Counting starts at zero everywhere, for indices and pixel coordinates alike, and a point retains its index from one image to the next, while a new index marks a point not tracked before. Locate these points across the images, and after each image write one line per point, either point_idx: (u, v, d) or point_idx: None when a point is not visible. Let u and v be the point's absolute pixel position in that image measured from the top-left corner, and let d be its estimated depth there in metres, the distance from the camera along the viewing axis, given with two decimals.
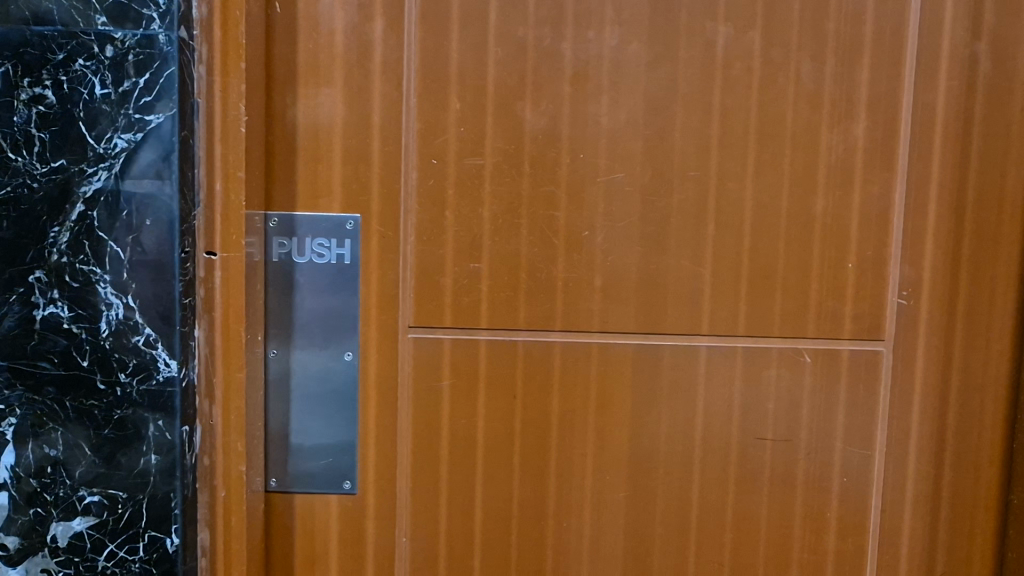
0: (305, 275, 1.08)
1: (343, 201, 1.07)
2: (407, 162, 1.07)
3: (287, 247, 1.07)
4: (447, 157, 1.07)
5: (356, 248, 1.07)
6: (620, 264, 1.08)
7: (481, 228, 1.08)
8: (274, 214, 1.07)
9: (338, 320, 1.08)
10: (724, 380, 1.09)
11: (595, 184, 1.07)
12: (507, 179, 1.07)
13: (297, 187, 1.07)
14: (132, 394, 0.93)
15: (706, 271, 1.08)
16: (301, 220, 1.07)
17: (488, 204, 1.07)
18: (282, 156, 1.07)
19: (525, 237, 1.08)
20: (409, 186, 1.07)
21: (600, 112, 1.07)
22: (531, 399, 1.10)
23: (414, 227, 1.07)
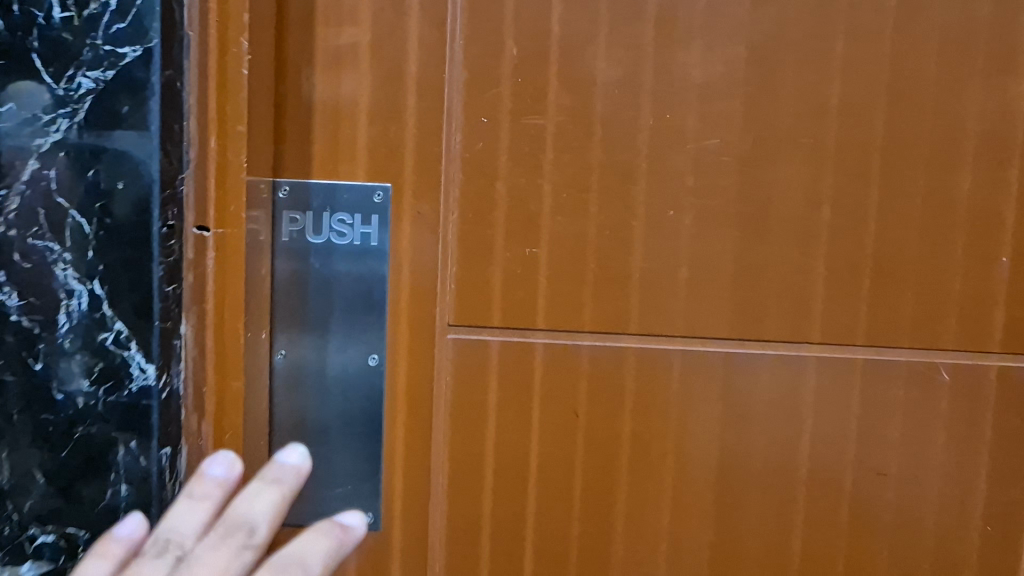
0: (322, 260, 0.87)
1: (371, 168, 0.86)
2: (450, 121, 0.86)
3: (300, 224, 0.86)
4: (501, 115, 0.86)
5: (385, 227, 0.87)
6: (712, 252, 0.87)
7: (540, 205, 0.87)
8: (285, 183, 0.86)
9: (362, 316, 0.88)
10: (838, 399, 0.88)
11: (683, 152, 0.86)
12: (576, 145, 0.86)
13: (313, 149, 0.86)
14: (98, 407, 0.73)
15: (819, 264, 0.87)
16: (317, 190, 0.86)
17: (550, 175, 0.86)
18: (296, 110, 0.86)
19: (595, 219, 0.87)
20: (453, 151, 0.86)
21: (691, 62, 0.85)
22: (597, 418, 0.89)
23: (457, 201, 0.87)
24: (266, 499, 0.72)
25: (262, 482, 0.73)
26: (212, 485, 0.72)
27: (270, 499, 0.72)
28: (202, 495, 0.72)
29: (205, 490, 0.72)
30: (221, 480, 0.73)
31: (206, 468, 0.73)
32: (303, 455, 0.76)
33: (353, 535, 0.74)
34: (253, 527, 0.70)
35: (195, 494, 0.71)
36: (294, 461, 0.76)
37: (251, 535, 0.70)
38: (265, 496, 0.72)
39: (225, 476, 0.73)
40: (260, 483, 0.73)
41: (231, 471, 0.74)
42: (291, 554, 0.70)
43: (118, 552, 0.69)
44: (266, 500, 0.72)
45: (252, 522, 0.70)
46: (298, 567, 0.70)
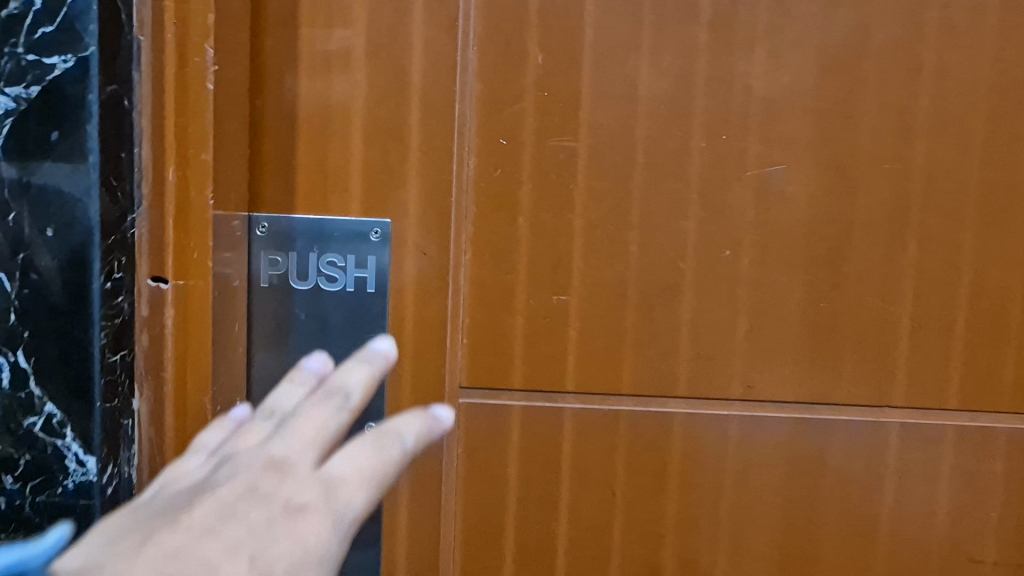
0: (307, 308, 0.72)
1: (366, 199, 0.72)
2: (461, 142, 0.71)
3: (281, 266, 0.72)
4: (522, 136, 0.71)
5: (382, 269, 0.72)
6: (776, 299, 0.73)
7: (570, 243, 0.72)
8: (264, 218, 0.72)
9: None
10: (924, 474, 0.74)
11: (742, 180, 0.72)
12: (613, 171, 0.72)
13: (296, 176, 0.71)
14: (26, 505, 0.61)
15: (902, 313, 0.73)
16: (301, 227, 0.72)
17: (582, 207, 0.72)
18: (275, 129, 0.71)
19: (636, 260, 0.72)
20: (465, 179, 0.72)
21: (752, 71, 0.71)
22: (638, 497, 0.74)
23: (471, 239, 0.72)
24: (367, 369, 0.56)
25: (362, 357, 0.59)
26: (371, 355, 0.57)
27: (370, 371, 0.56)
28: (307, 378, 0.58)
29: (315, 372, 0.58)
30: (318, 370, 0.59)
31: (308, 361, 0.60)
32: (391, 344, 0.58)
33: (442, 427, 0.53)
34: (350, 393, 0.54)
35: (303, 379, 0.58)
36: (383, 348, 0.58)
37: (378, 431, 0.51)
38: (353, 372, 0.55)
39: (320, 367, 0.59)
40: (353, 363, 0.56)
41: (380, 349, 0.58)
42: (353, 389, 0.54)
43: (224, 431, 0.57)
44: (363, 374, 0.55)
45: (345, 388, 0.54)
46: (395, 438, 0.51)
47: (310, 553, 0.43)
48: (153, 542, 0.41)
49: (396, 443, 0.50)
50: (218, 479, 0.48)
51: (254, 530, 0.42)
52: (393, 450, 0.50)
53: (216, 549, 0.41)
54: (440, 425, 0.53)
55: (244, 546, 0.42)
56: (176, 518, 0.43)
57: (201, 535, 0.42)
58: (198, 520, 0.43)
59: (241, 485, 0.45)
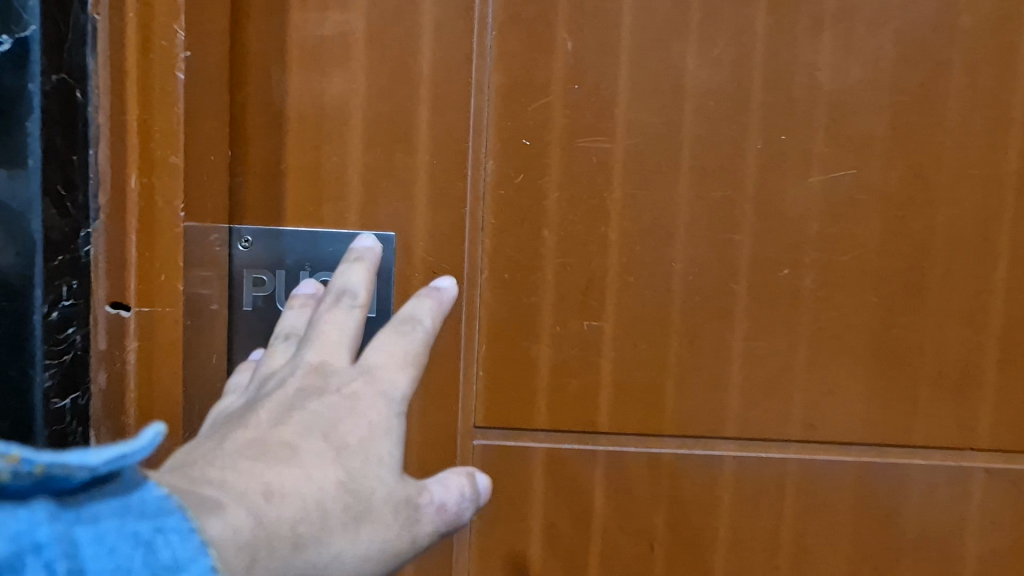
0: None
1: (367, 210, 0.62)
2: (478, 144, 0.61)
3: (268, 287, 0.62)
4: (549, 136, 0.61)
5: (385, 290, 0.62)
6: (841, 325, 0.63)
7: (603, 262, 0.62)
8: (247, 230, 0.61)
9: None
10: (1008, 526, 0.65)
11: (803, 187, 0.62)
12: (655, 178, 0.62)
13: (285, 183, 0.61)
14: None
15: (988, 342, 0.63)
16: (291, 241, 0.62)
17: (618, 219, 0.62)
18: (259, 128, 0.61)
19: (681, 280, 0.62)
20: (483, 187, 0.62)
21: (817, 61, 0.61)
22: (680, 552, 0.65)
23: (489, 256, 0.62)
24: (365, 267, 0.57)
25: (363, 265, 0.57)
26: (361, 252, 0.58)
27: (369, 267, 0.58)
28: (355, 260, 0.58)
29: (350, 266, 0.57)
30: (363, 259, 0.58)
31: (297, 288, 0.59)
32: (453, 284, 0.60)
33: (446, 296, 0.58)
34: (355, 292, 0.55)
35: (350, 262, 0.57)
36: (364, 244, 0.59)
37: (401, 323, 0.54)
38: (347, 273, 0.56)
39: (365, 250, 0.58)
40: (343, 264, 0.58)
41: (371, 248, 0.59)
42: (420, 313, 0.55)
43: (251, 367, 0.58)
44: (362, 271, 0.57)
45: (351, 287, 0.55)
46: (410, 323, 0.54)
47: (376, 425, 0.46)
48: (231, 441, 0.41)
49: (413, 326, 0.54)
50: (265, 391, 0.49)
51: (320, 417, 0.44)
52: (415, 334, 0.54)
53: (293, 433, 0.43)
54: (445, 297, 0.58)
55: (319, 430, 0.43)
56: (246, 422, 0.44)
57: (273, 428, 0.43)
58: (265, 420, 0.44)
59: (293, 390, 0.47)
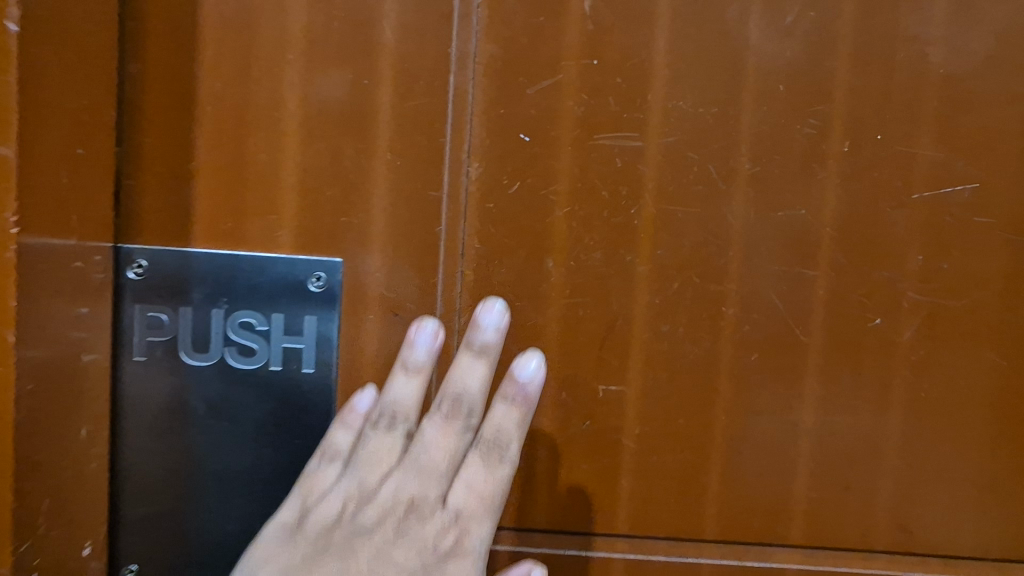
0: (209, 396, 0.46)
1: (305, 227, 0.45)
2: (458, 138, 0.45)
3: (170, 330, 0.45)
4: (557, 130, 0.45)
5: (325, 338, 0.45)
6: (950, 396, 0.46)
7: (628, 303, 0.46)
8: (141, 253, 0.45)
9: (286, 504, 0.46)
10: None
11: (903, 206, 0.45)
12: (700, 189, 0.45)
13: (195, 187, 0.45)
14: None
15: None
16: (201, 268, 0.45)
17: (650, 245, 0.45)
18: (159, 110, 0.44)
19: (732, 331, 0.46)
20: (464, 198, 0.45)
21: (928, 34, 0.44)
22: None
23: (471, 294, 0.45)
24: (488, 366, 0.44)
25: (487, 361, 0.44)
26: (484, 340, 0.43)
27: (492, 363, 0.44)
28: (477, 353, 0.44)
29: (471, 357, 0.44)
30: (488, 350, 0.44)
31: (414, 335, 0.44)
32: (539, 367, 0.43)
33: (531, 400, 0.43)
34: (470, 398, 0.44)
35: (472, 354, 0.44)
36: (488, 321, 0.43)
37: (487, 440, 0.43)
38: (462, 366, 0.44)
39: (490, 339, 0.43)
40: (463, 349, 0.44)
41: (498, 332, 0.44)
42: (505, 427, 0.43)
43: (351, 431, 0.44)
44: (479, 374, 0.44)
45: (465, 395, 0.44)
46: (494, 444, 0.43)
47: None
48: None
49: (498, 455, 0.43)
50: (364, 503, 0.43)
51: None
52: (497, 463, 0.43)
53: None
54: (524, 401, 0.43)
55: None
56: (347, 547, 0.42)
57: None
58: (363, 557, 0.41)
59: (392, 520, 0.43)
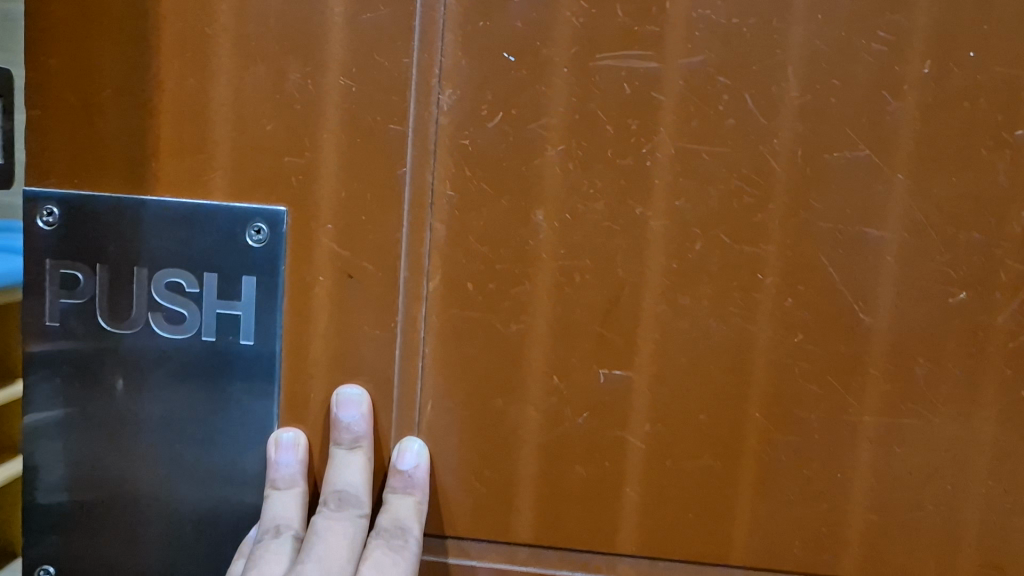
0: (129, 372, 0.38)
1: (243, 168, 0.37)
2: (427, 58, 0.36)
3: (86, 292, 0.38)
4: (550, 49, 0.35)
5: (267, 303, 0.37)
6: None
7: (638, 268, 0.36)
8: (52, 199, 0.38)
9: (217, 510, 0.39)
10: None
11: (1004, 148, 0.34)
12: (733, 125, 0.35)
13: (112, 117, 0.37)
14: None
15: None
16: (120, 219, 0.37)
17: (665, 196, 0.36)
18: (69, 23, 0.37)
19: (772, 306, 0.36)
20: (434, 133, 0.36)
21: None
22: None
23: (442, 253, 0.37)
24: (366, 457, 0.38)
25: (364, 454, 0.37)
26: (354, 433, 0.37)
27: (369, 454, 0.38)
28: (350, 447, 0.37)
29: (344, 453, 0.37)
30: (361, 444, 0.37)
31: (274, 451, 0.38)
32: (422, 454, 0.37)
33: (421, 482, 0.37)
34: (357, 494, 0.37)
35: (343, 450, 0.37)
36: (351, 410, 0.37)
37: (385, 532, 0.37)
38: (336, 466, 0.37)
39: (360, 430, 0.37)
40: (334, 448, 0.37)
41: (364, 421, 0.37)
42: (403, 517, 0.37)
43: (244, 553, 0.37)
44: (360, 467, 0.37)
45: (350, 493, 0.37)
46: (395, 532, 0.37)
47: None
48: None
49: (400, 539, 0.36)
50: None
51: None
52: (406, 551, 0.36)
53: None
54: (415, 489, 0.37)
55: None
56: None
57: None
58: None
59: None
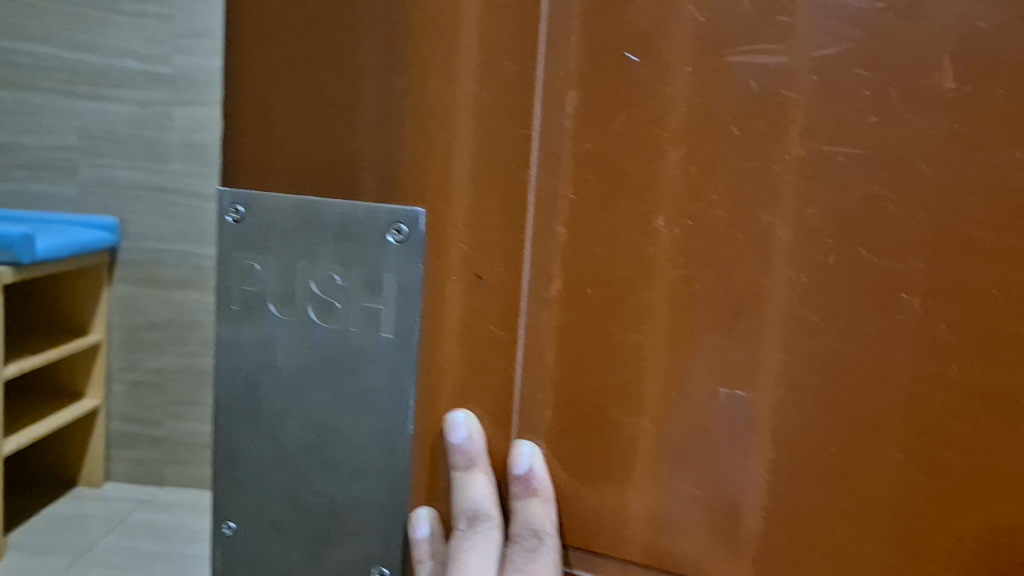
0: (295, 356, 0.41)
1: (387, 172, 0.38)
2: (554, 63, 0.36)
3: (260, 280, 0.41)
4: (671, 47, 0.34)
5: (405, 298, 0.38)
6: None
7: (761, 279, 0.33)
8: (237, 195, 0.40)
9: (368, 487, 0.41)
10: None
11: None
12: (874, 123, 0.31)
13: (283, 114, 0.40)
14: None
15: None
16: (290, 213, 0.40)
17: (796, 202, 0.33)
18: (247, 28, 0.40)
19: (914, 330, 0.31)
20: (558, 136, 0.36)
21: None
22: None
23: (563, 258, 0.36)
24: (485, 476, 0.39)
25: (482, 472, 0.39)
26: (467, 458, 0.38)
27: (486, 473, 0.39)
28: (466, 468, 0.38)
29: (462, 474, 0.39)
30: (477, 464, 0.38)
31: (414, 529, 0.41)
32: (535, 456, 0.38)
33: (537, 481, 0.37)
34: (484, 511, 0.39)
35: (461, 470, 0.39)
36: (461, 434, 0.38)
37: (520, 538, 0.38)
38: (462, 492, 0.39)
39: (474, 451, 0.38)
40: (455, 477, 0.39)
41: (474, 443, 0.38)
42: (533, 523, 0.37)
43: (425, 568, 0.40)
44: (481, 486, 0.39)
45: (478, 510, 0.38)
46: (530, 536, 0.37)
47: None
48: None
49: (534, 544, 0.37)
50: None
51: None
52: (543, 555, 0.37)
53: None
54: (538, 489, 0.37)
55: None
56: None
57: None
58: None
59: None
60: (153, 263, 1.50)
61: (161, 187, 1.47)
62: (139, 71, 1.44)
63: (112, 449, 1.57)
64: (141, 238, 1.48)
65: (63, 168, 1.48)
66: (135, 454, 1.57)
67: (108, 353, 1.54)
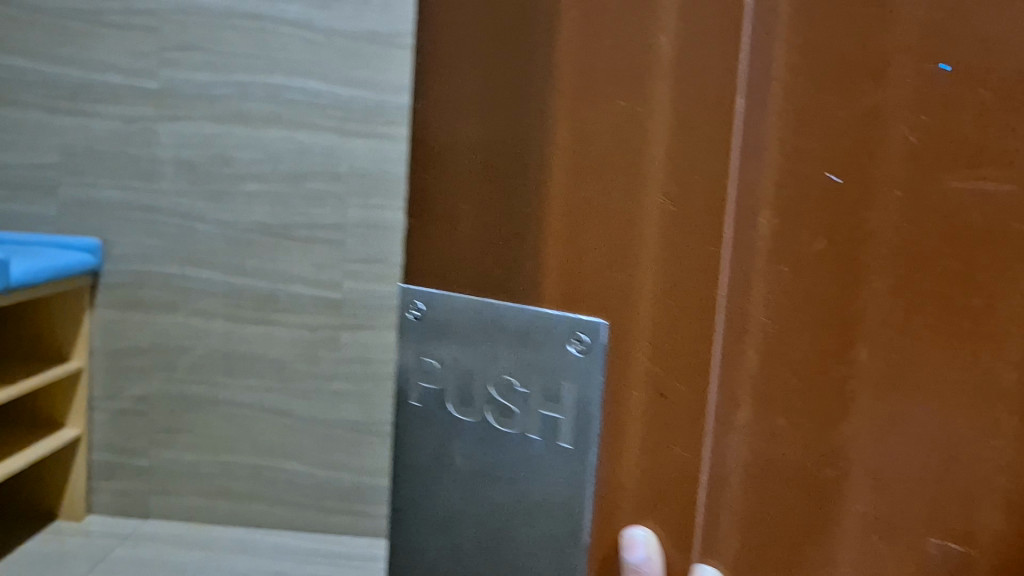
0: (471, 455, 0.40)
1: (571, 282, 0.37)
2: (748, 174, 0.34)
3: (441, 377, 0.41)
4: (881, 168, 0.33)
5: (585, 412, 0.37)
6: None
7: None
8: (418, 293, 0.41)
9: None
10: None
11: None
12: None
13: (465, 217, 0.39)
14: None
15: None
16: (470, 313, 0.40)
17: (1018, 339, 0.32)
18: (432, 132, 0.40)
19: None
20: (753, 256, 0.35)
21: None
22: None
23: (755, 383, 0.35)
24: None
25: None
26: None
27: None
28: None
29: None
30: None
31: None
32: None
33: None
34: None
35: None
36: (639, 556, 0.36)
37: None
38: None
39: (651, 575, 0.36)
40: None
41: (652, 567, 0.36)
42: None
43: None
44: None
45: None
46: None
47: None
48: None
49: None
50: None
51: None
52: None
53: None
54: None
55: None
56: None
57: None
58: None
59: None
60: (136, 285, 1.50)
61: (146, 206, 1.48)
62: (125, 85, 1.44)
63: (94, 480, 1.57)
64: (125, 260, 1.49)
65: (41, 187, 1.48)
66: (117, 485, 1.57)
67: (90, 381, 1.53)
